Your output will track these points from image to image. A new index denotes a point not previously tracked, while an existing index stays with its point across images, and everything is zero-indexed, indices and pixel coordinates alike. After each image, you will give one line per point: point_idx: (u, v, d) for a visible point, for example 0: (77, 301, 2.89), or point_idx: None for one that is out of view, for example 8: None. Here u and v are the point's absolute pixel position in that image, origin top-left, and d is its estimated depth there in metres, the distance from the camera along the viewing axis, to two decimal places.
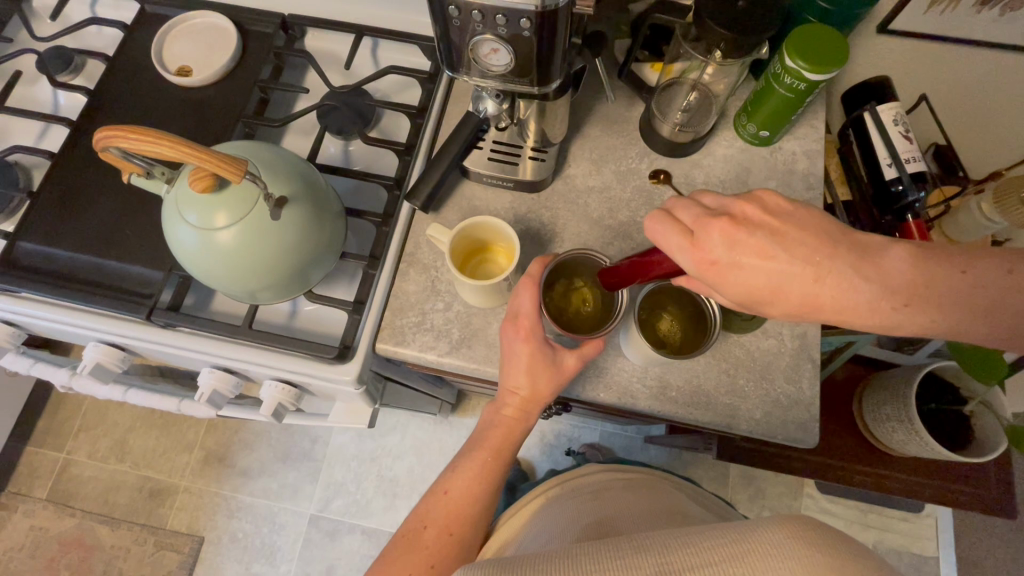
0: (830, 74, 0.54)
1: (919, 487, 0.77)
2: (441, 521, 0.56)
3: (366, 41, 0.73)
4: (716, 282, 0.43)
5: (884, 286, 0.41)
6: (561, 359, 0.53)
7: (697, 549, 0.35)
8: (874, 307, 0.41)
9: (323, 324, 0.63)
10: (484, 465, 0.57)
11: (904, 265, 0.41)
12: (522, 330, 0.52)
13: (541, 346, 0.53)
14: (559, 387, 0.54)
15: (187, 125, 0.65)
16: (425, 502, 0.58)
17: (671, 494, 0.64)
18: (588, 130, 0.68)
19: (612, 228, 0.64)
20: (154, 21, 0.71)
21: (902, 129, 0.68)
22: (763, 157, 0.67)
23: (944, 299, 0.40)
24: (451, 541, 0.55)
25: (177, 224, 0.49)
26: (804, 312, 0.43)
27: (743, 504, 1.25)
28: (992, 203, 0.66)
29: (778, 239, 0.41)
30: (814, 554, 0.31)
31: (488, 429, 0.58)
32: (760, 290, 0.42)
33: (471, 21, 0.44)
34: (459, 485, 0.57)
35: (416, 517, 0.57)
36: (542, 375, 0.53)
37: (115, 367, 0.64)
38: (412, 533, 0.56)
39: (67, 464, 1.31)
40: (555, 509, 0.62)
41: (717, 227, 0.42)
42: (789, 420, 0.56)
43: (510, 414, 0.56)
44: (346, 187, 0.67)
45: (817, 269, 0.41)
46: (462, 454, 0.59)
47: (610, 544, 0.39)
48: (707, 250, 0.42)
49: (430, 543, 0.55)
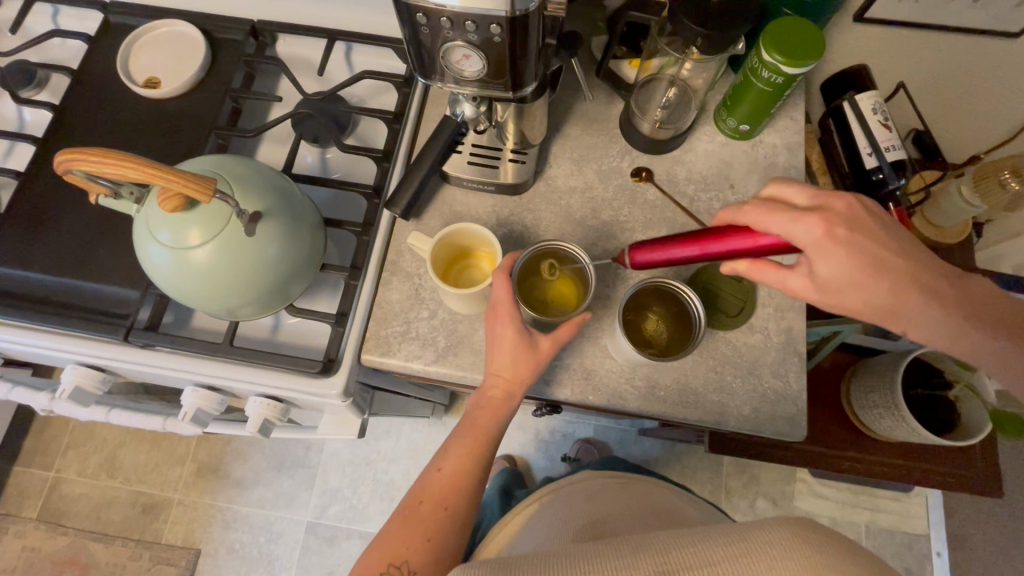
0: (807, 68, 0.53)
1: (908, 471, 0.78)
2: (435, 497, 0.55)
3: (339, 45, 0.71)
4: (821, 256, 0.44)
5: (961, 302, 0.45)
6: (538, 343, 0.53)
7: (699, 550, 0.35)
8: (949, 319, 0.45)
9: (307, 336, 0.62)
10: (475, 448, 0.56)
11: (978, 292, 0.46)
12: (500, 318, 0.52)
13: (519, 331, 0.52)
14: (540, 367, 0.54)
15: (156, 138, 0.63)
16: (421, 479, 0.58)
17: (666, 499, 0.64)
18: (568, 130, 0.67)
19: (596, 229, 0.63)
20: (118, 32, 0.69)
21: (881, 117, 0.69)
22: (744, 151, 0.66)
23: (1004, 326, 0.46)
24: (446, 516, 0.54)
25: (150, 244, 0.48)
26: (884, 309, 0.45)
27: (737, 492, 1.27)
28: (972, 186, 0.71)
29: (893, 231, 0.45)
30: (812, 555, 0.31)
31: (475, 410, 0.56)
32: (861, 271, 0.44)
33: (440, 28, 0.43)
34: (451, 463, 0.56)
35: (412, 494, 0.57)
36: (521, 360, 0.53)
37: (96, 390, 0.63)
38: (407, 509, 0.55)
39: (57, 482, 1.29)
40: (550, 514, 0.61)
41: (846, 202, 0.45)
42: (778, 414, 0.56)
43: (496, 400, 0.55)
44: (325, 197, 0.66)
45: (913, 265, 0.45)
46: (451, 433, 0.58)
47: (609, 543, 0.39)
48: (831, 222, 0.43)
49: (425, 517, 0.54)
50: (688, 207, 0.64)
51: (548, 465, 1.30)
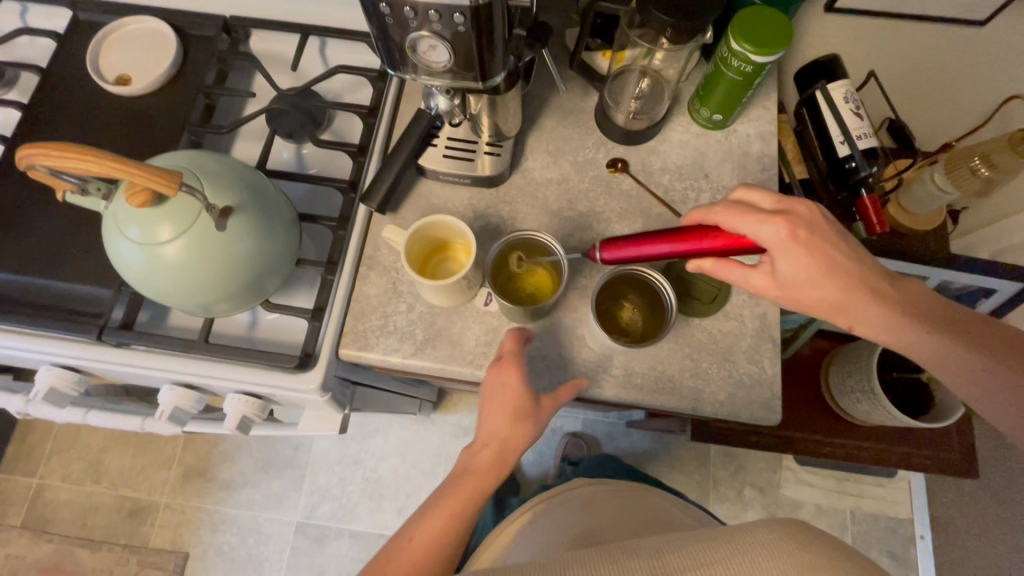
0: (774, 57, 0.54)
1: (888, 454, 0.79)
2: (423, 541, 0.50)
3: (313, 40, 0.70)
4: (780, 255, 0.46)
5: (918, 309, 0.46)
6: (538, 402, 0.53)
7: (690, 552, 0.35)
8: (903, 324, 0.46)
9: (284, 332, 0.61)
10: (459, 506, 0.52)
11: (939, 305, 0.47)
12: (505, 372, 0.53)
13: (523, 387, 0.53)
14: (538, 426, 0.54)
15: (127, 135, 0.63)
16: (406, 524, 0.53)
17: (656, 506, 0.66)
18: (544, 123, 0.67)
19: (572, 220, 0.63)
20: (88, 29, 0.68)
21: (853, 106, 0.70)
22: (719, 141, 0.67)
23: (972, 339, 0.45)
24: (431, 566, 0.49)
25: (120, 241, 0.48)
26: (836, 308, 0.47)
27: (725, 481, 1.28)
28: (945, 174, 0.72)
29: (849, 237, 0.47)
30: (802, 556, 0.32)
31: (463, 474, 0.54)
32: (815, 270, 0.46)
33: (405, 18, 0.43)
34: (428, 528, 0.51)
35: (397, 537, 0.52)
36: (521, 419, 0.53)
37: (71, 391, 0.62)
38: (390, 552, 0.50)
39: (41, 489, 1.28)
40: (542, 526, 0.62)
41: (807, 206, 0.47)
42: (753, 399, 0.57)
43: (483, 465, 0.53)
44: (301, 192, 0.66)
45: (868, 269, 0.47)
46: (428, 501, 0.54)
47: (602, 550, 0.40)
48: (794, 224, 0.45)
49: (408, 564, 0.49)
50: (663, 196, 0.65)
51: (538, 459, 1.30)
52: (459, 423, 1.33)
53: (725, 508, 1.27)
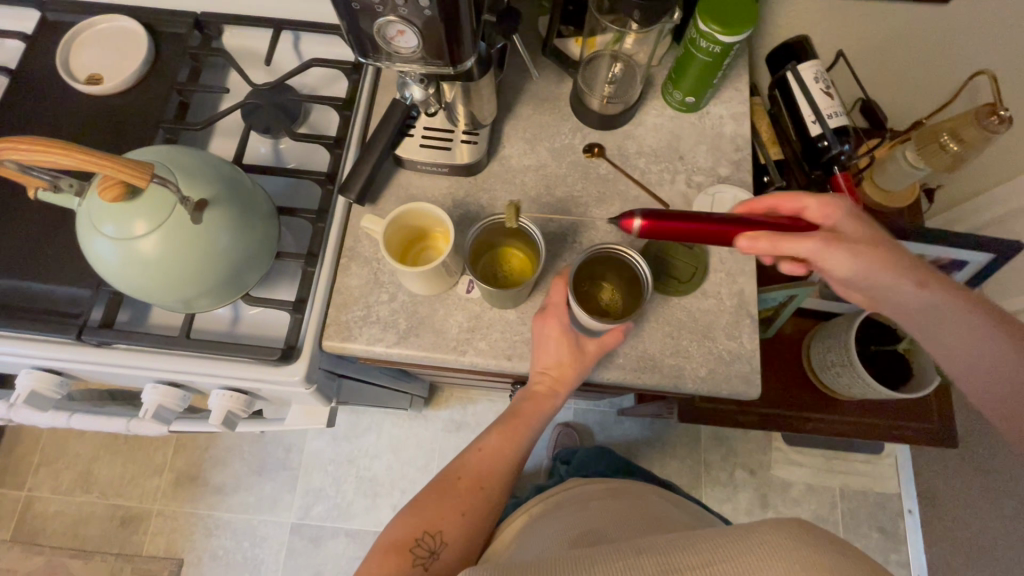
0: (742, 36, 0.55)
1: (869, 428, 0.81)
2: (473, 474, 0.60)
3: (287, 35, 0.70)
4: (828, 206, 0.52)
5: None
6: (583, 345, 0.56)
7: (699, 550, 0.36)
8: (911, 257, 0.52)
9: (267, 326, 0.61)
10: (514, 430, 0.61)
11: None
12: (551, 317, 0.55)
13: (569, 330, 0.55)
14: (581, 371, 0.56)
15: (101, 135, 0.62)
16: (460, 455, 0.62)
17: (654, 503, 0.65)
18: (520, 111, 0.68)
19: (551, 205, 0.64)
20: (58, 30, 0.68)
21: (823, 86, 0.71)
22: (693, 123, 0.68)
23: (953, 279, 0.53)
24: (482, 494, 0.59)
25: (94, 237, 0.47)
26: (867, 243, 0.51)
27: (716, 464, 1.30)
28: (916, 152, 0.74)
29: None
30: (807, 554, 0.32)
31: (520, 402, 0.62)
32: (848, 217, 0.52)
33: (371, 2, 0.43)
34: (492, 442, 0.61)
35: (451, 468, 0.61)
36: (567, 360, 0.56)
37: (53, 394, 0.62)
38: (444, 483, 0.60)
39: (30, 501, 1.26)
40: (539, 528, 0.59)
41: None
42: (733, 374, 0.58)
43: (540, 395, 0.59)
44: (280, 187, 0.66)
45: None
46: (495, 419, 0.64)
47: (610, 550, 0.40)
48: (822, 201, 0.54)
49: (462, 490, 0.59)
50: (640, 179, 0.66)
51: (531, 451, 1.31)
52: (451, 418, 1.33)
53: (717, 490, 1.28)
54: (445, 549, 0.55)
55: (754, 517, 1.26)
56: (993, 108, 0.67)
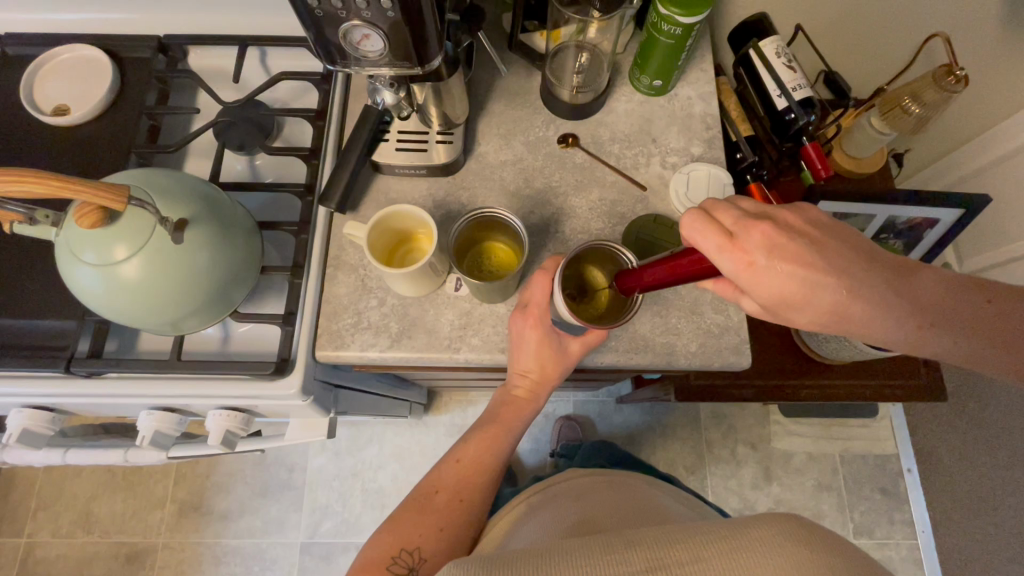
0: (701, 16, 0.56)
1: (860, 390, 0.83)
2: (450, 488, 0.60)
3: (253, 51, 0.70)
4: (750, 284, 0.43)
5: (917, 304, 0.43)
6: (565, 345, 0.57)
7: (691, 541, 0.37)
8: (843, 309, 0.43)
9: (258, 342, 0.61)
10: (493, 436, 0.62)
11: (934, 289, 0.43)
12: (530, 317, 0.55)
13: (549, 333, 0.56)
14: (566, 369, 0.58)
15: (71, 165, 0.62)
16: (437, 469, 0.63)
17: (647, 492, 0.66)
18: (492, 107, 0.68)
19: (531, 197, 0.65)
20: (20, 64, 0.67)
21: (785, 60, 0.72)
22: (662, 106, 0.69)
23: (949, 317, 0.43)
24: (461, 506, 0.59)
25: (75, 265, 0.47)
26: (777, 306, 0.45)
27: (718, 442, 1.31)
28: (881, 117, 0.76)
29: (817, 247, 0.42)
30: (801, 552, 0.33)
31: (500, 406, 0.63)
32: (788, 296, 0.43)
33: (334, 9, 0.44)
34: (469, 453, 0.62)
35: (427, 484, 0.62)
36: (548, 360, 0.57)
37: (46, 430, 0.62)
38: (423, 499, 0.60)
39: (31, 547, 1.24)
40: (531, 520, 0.60)
41: (759, 229, 0.42)
42: (723, 345, 0.59)
43: (519, 398, 0.61)
44: (260, 202, 0.66)
45: (848, 281, 0.42)
46: (472, 427, 0.65)
47: (601, 541, 0.41)
48: (747, 251, 0.42)
49: (441, 506, 0.59)
50: (616, 165, 0.67)
51: (534, 447, 1.31)
52: (452, 422, 1.33)
53: (721, 468, 1.30)
54: (424, 565, 0.55)
55: (759, 491, 1.28)
56: (949, 68, 0.69)
